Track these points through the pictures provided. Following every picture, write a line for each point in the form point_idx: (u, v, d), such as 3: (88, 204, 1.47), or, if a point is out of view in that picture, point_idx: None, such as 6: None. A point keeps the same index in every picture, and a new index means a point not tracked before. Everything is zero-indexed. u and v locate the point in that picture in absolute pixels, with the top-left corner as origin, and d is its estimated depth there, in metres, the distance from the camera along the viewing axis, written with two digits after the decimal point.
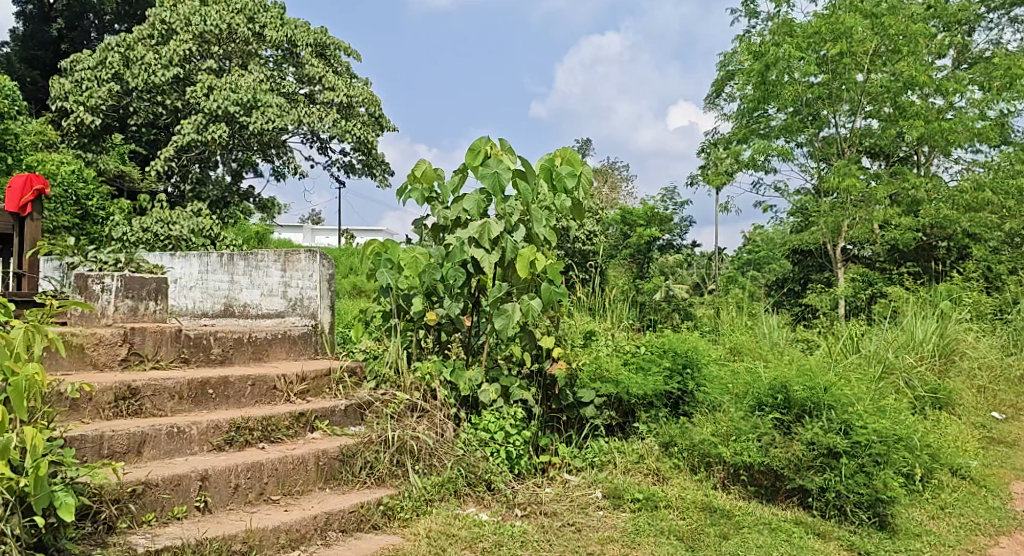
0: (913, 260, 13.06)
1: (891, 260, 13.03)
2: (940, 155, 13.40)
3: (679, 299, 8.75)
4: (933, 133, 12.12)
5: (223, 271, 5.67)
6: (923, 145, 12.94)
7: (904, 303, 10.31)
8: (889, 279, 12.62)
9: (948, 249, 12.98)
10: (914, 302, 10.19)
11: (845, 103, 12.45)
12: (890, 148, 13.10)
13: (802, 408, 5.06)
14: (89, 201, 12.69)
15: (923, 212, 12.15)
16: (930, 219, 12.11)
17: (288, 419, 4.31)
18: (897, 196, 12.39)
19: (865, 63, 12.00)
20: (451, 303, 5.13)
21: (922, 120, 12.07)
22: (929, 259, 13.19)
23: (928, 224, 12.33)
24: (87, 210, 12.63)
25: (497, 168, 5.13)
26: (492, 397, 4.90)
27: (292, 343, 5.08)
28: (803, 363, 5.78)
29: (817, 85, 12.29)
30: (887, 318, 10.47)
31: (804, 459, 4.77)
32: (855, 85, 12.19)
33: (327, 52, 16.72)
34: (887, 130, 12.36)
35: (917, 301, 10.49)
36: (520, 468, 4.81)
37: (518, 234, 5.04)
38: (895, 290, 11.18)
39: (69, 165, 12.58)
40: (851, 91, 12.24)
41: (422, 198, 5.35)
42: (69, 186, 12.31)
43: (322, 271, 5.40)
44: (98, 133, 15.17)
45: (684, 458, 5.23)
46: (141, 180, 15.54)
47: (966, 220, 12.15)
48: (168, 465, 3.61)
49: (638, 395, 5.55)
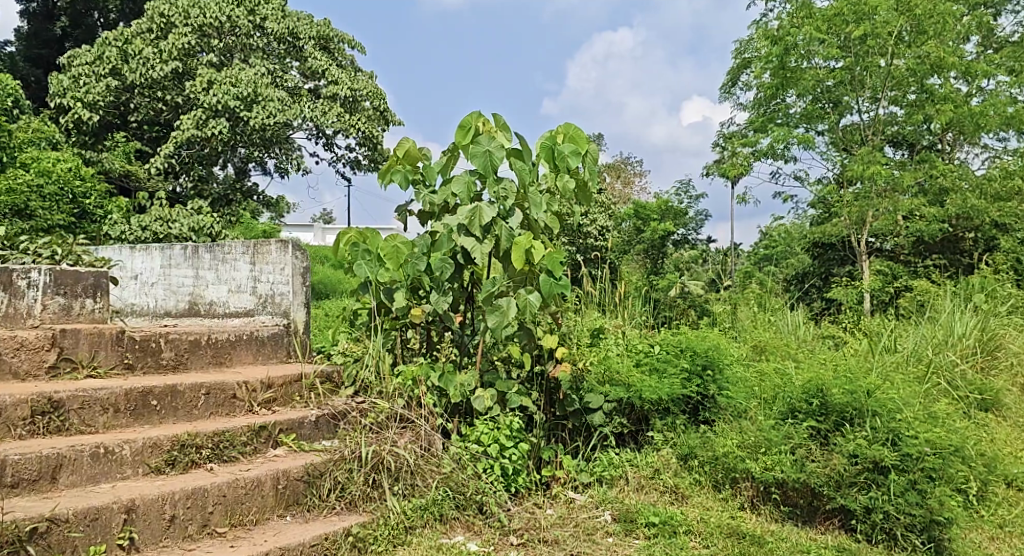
0: (938, 253, 12.44)
1: (916, 253, 12.43)
2: (968, 143, 12.64)
3: (695, 296, 8.03)
4: (962, 119, 11.51)
5: (187, 265, 5.07)
6: (951, 131, 12.19)
7: (936, 296, 9.57)
8: (914, 272, 12.01)
9: (976, 240, 12.35)
10: (946, 294, 9.50)
11: (868, 89, 11.74)
12: (915, 136, 12.29)
13: (841, 415, 4.41)
14: (86, 200, 11.80)
15: (950, 201, 11.45)
16: (958, 208, 11.41)
17: (246, 433, 3.72)
18: (924, 185, 11.68)
19: (894, 44, 11.19)
20: (439, 298, 4.53)
21: (951, 105, 11.41)
22: (955, 252, 12.55)
23: (955, 215, 11.65)
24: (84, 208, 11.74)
25: (490, 146, 4.55)
26: (487, 404, 4.32)
27: (259, 347, 4.50)
28: (839, 365, 5.11)
29: (838, 70, 11.68)
30: (918, 313, 9.79)
31: (846, 475, 4.11)
32: (881, 68, 11.45)
33: (330, 45, 16.11)
34: (912, 115, 11.57)
35: (948, 294, 9.82)
36: (518, 486, 4.23)
37: (514, 220, 4.50)
38: (923, 284, 10.51)
39: (63, 161, 11.68)
40: (873, 77, 11.52)
41: (407, 181, 4.80)
42: (65, 183, 11.38)
43: (295, 264, 4.79)
44: (98, 131, 14.69)
45: (706, 473, 4.58)
46: (147, 181, 14.70)
47: (995, 209, 11.52)
48: (87, 494, 3.04)
49: (652, 401, 4.93)
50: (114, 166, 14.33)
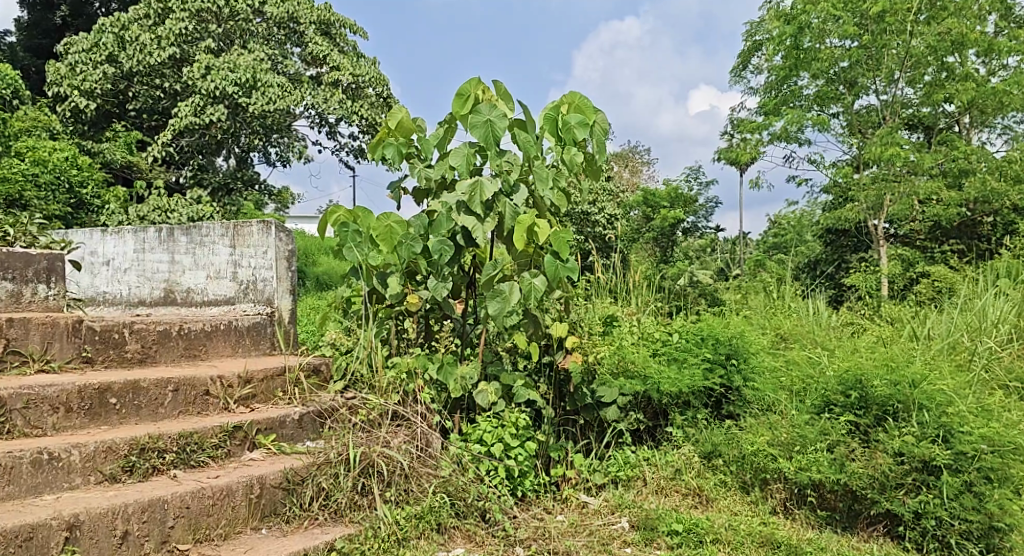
0: (956, 239, 11.98)
1: (932, 238, 11.96)
2: (987, 125, 11.85)
3: (706, 285, 7.30)
4: (984, 98, 10.87)
5: (161, 249, 4.65)
6: (968, 114, 11.64)
7: (956, 283, 9.08)
8: (931, 258, 11.54)
9: (993, 225, 11.81)
10: (969, 280, 9.01)
11: (884, 71, 11.15)
12: (930, 118, 11.69)
13: (883, 410, 3.96)
14: (83, 189, 11.37)
15: (968, 184, 10.91)
16: (978, 191, 10.81)
17: (218, 434, 3.32)
18: (941, 167, 11.19)
19: (912, 22, 10.67)
20: (438, 283, 4.13)
21: (973, 83, 10.84)
22: (973, 236, 12.07)
23: (974, 198, 11.07)
24: (81, 199, 11.33)
25: (491, 114, 4.10)
26: (491, 399, 3.93)
27: (239, 338, 4.10)
28: (879, 354, 4.65)
29: (854, 50, 11.13)
30: (936, 300, 9.33)
31: (891, 477, 3.66)
32: (900, 47, 10.82)
33: (331, 30, 15.43)
34: (931, 95, 11.07)
35: (967, 279, 9.34)
36: (525, 489, 3.85)
37: (519, 197, 4.09)
38: (942, 268, 10.02)
39: (60, 150, 11.28)
40: (891, 58, 10.96)
41: (400, 154, 4.39)
42: (62, 172, 10.94)
43: (279, 247, 4.38)
44: (98, 120, 14.28)
45: (732, 473, 4.15)
46: (148, 171, 14.28)
47: (1017, 192, 10.88)
48: (23, 509, 2.69)
49: (671, 394, 4.50)
50: (115, 156, 13.90)
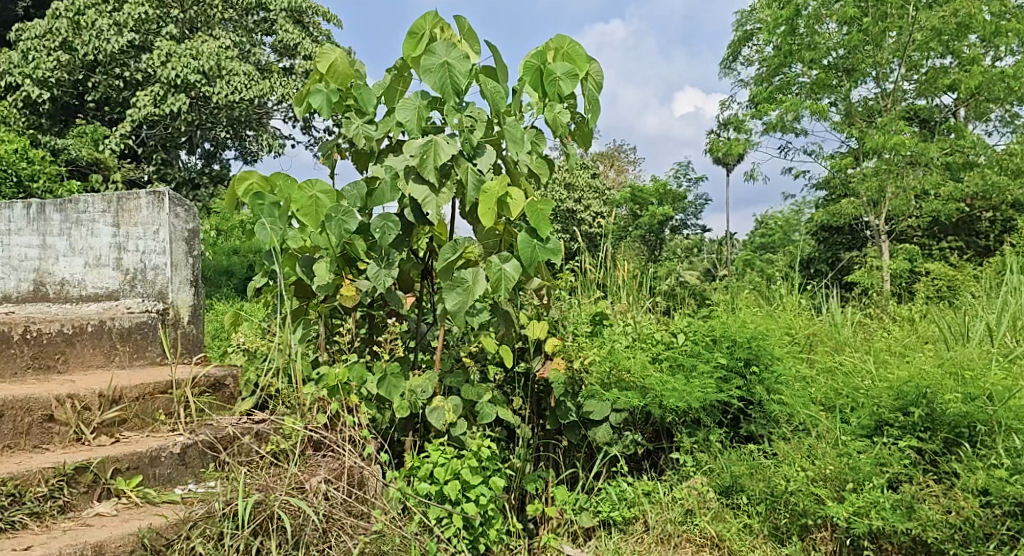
0: (954, 234, 11.39)
1: (930, 235, 11.19)
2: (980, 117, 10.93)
3: (692, 284, 6.47)
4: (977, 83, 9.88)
5: (29, 230, 3.61)
6: (961, 107, 10.76)
7: (958, 280, 8.18)
8: (929, 256, 10.71)
9: (992, 220, 11.11)
10: (973, 277, 8.15)
11: (881, 61, 10.22)
12: (926, 112, 10.76)
13: (954, 433, 3.09)
14: (34, 184, 9.97)
15: (967, 177, 10.20)
16: (977, 185, 10.16)
17: (49, 481, 2.44)
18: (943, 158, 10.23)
19: (915, 4, 9.75)
20: (379, 271, 3.16)
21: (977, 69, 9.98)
22: (971, 232, 11.45)
23: (973, 193, 10.39)
24: (30, 194, 9.92)
25: (450, 55, 3.13)
26: (449, 421, 2.99)
27: (117, 344, 3.15)
28: (931, 359, 3.76)
29: (845, 40, 10.19)
30: (938, 300, 8.44)
31: (979, 526, 2.73)
32: (901, 31, 9.88)
33: (304, 19, 14.42)
34: (927, 88, 10.27)
35: (969, 277, 8.48)
36: (488, 542, 2.91)
37: (484, 159, 3.15)
38: (942, 266, 9.17)
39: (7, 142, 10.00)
40: (880, 53, 10.19)
41: (332, 106, 3.41)
42: (8, 163, 9.52)
43: (175, 225, 3.43)
44: (57, 113, 12.88)
45: (760, 516, 3.20)
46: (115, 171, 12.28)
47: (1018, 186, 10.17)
48: None
49: (676, 411, 3.56)
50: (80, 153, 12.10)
